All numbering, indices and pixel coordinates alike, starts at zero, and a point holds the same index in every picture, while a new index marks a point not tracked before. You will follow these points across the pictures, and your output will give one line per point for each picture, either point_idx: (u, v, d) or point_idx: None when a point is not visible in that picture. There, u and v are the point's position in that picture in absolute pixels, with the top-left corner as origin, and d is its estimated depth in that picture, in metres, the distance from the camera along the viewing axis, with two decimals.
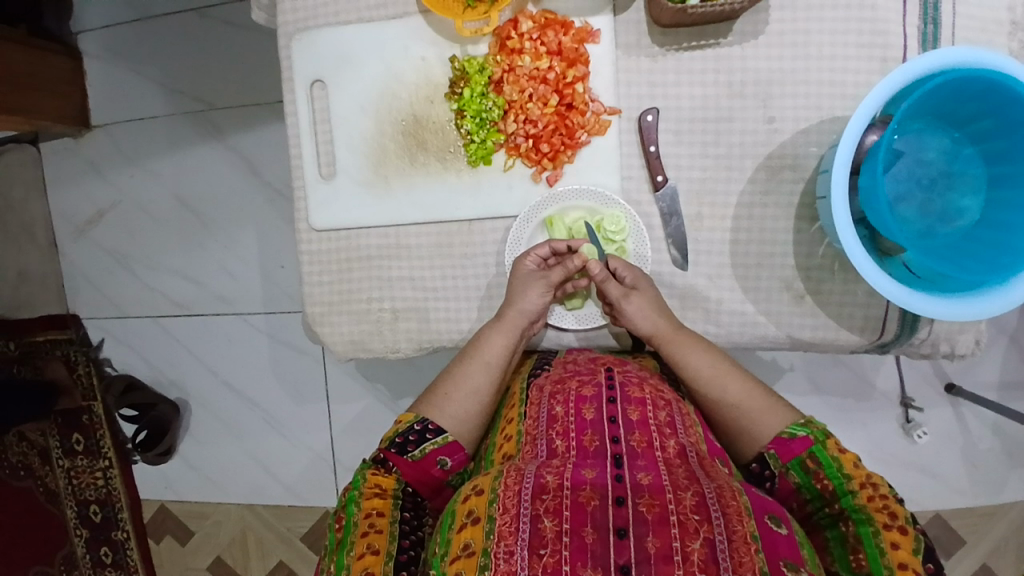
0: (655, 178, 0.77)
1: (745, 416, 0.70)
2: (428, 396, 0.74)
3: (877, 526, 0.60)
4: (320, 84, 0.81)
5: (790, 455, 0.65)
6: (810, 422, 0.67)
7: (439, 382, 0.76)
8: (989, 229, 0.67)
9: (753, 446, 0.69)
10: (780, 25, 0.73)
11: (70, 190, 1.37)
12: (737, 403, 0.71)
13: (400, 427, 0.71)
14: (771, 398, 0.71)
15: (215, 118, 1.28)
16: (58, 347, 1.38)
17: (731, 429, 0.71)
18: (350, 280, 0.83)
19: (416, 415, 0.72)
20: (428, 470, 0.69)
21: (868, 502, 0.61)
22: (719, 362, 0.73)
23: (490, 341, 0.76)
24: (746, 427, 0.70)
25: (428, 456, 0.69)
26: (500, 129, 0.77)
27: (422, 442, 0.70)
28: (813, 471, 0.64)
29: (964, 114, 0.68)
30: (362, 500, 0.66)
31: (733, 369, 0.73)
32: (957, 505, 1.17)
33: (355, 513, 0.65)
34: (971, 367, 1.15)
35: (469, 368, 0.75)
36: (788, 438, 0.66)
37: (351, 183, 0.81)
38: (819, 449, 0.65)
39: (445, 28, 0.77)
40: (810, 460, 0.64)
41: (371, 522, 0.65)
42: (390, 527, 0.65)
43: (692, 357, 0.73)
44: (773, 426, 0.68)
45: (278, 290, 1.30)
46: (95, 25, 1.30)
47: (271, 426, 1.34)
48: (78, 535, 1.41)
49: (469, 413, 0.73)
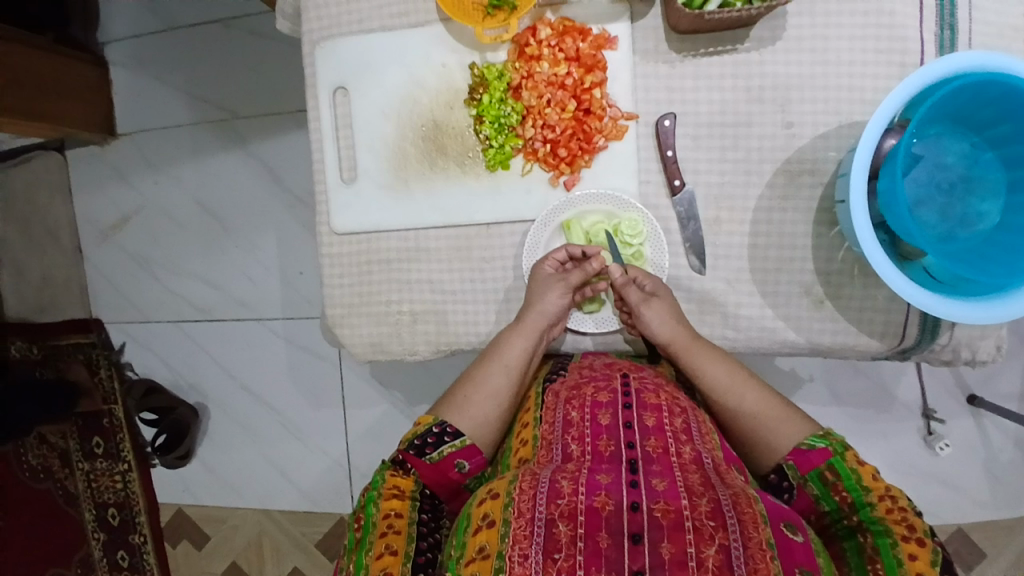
0: (672, 183, 0.77)
1: (764, 426, 0.70)
2: (447, 400, 0.75)
3: (895, 538, 0.59)
4: (342, 91, 0.83)
5: (808, 466, 0.65)
6: (829, 434, 0.66)
7: (457, 385, 0.76)
8: (1009, 234, 0.67)
9: (770, 458, 0.68)
10: (797, 31, 0.74)
11: (96, 196, 1.40)
12: (755, 414, 0.70)
13: (419, 429, 0.71)
14: (791, 410, 0.70)
15: (238, 126, 1.31)
16: (80, 351, 1.40)
17: (750, 441, 0.71)
18: (370, 282, 0.84)
19: (435, 418, 0.72)
20: (446, 472, 0.70)
21: (887, 514, 0.60)
22: (735, 372, 0.73)
23: (509, 346, 0.77)
24: (766, 437, 0.69)
25: (446, 458, 0.70)
26: (518, 134, 0.78)
27: (440, 444, 0.70)
28: (832, 483, 0.64)
29: (983, 118, 0.68)
30: (381, 501, 0.67)
31: (749, 379, 0.72)
32: (980, 519, 1.15)
33: (375, 513, 0.66)
34: (993, 378, 1.13)
35: (487, 371, 0.75)
36: (806, 449, 0.66)
37: (372, 187, 0.83)
38: (837, 460, 0.64)
39: (465, 35, 0.79)
40: (829, 471, 0.64)
41: (390, 523, 0.65)
42: (408, 528, 0.66)
43: (708, 368, 0.73)
44: (792, 438, 0.68)
45: (297, 295, 1.31)
46: (124, 36, 1.34)
47: (289, 431, 1.35)
48: (95, 538, 1.42)
49: (488, 416, 0.73)
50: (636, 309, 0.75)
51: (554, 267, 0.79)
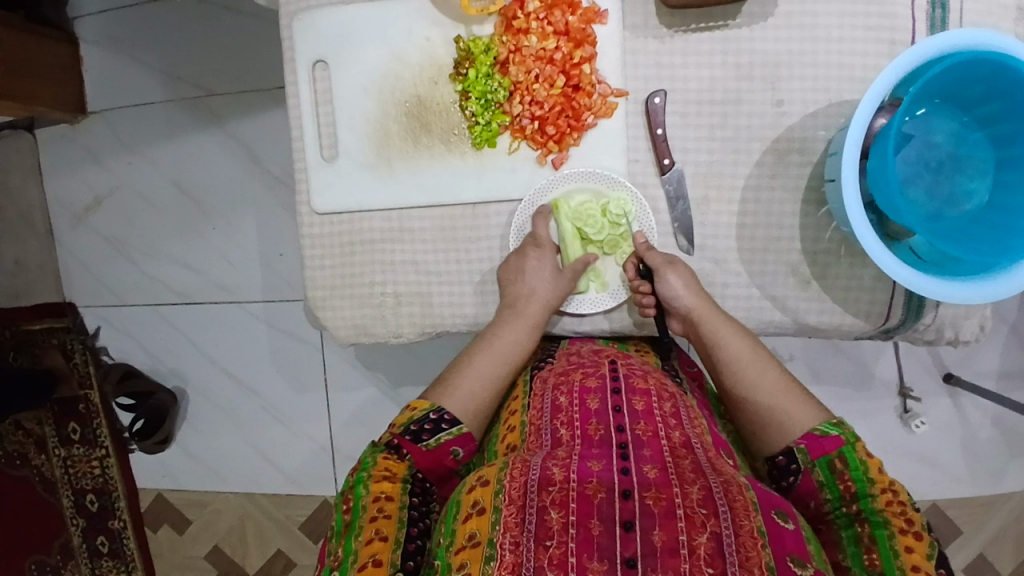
0: (661, 162, 0.76)
1: (781, 407, 0.69)
2: (444, 385, 0.74)
3: (893, 529, 0.60)
4: (322, 65, 0.80)
5: (819, 452, 0.64)
6: (842, 423, 0.66)
7: (453, 372, 0.75)
8: (997, 214, 0.67)
9: (781, 440, 0.67)
10: (788, 6, 0.73)
11: (66, 176, 1.36)
12: (773, 395, 0.70)
13: (416, 414, 0.70)
14: (805, 396, 0.70)
15: (214, 104, 1.27)
16: (55, 335, 1.36)
17: (763, 422, 0.69)
18: (353, 264, 0.82)
19: (432, 403, 0.71)
20: (440, 458, 0.69)
21: (886, 506, 0.61)
22: (756, 353, 0.73)
23: (509, 335, 0.76)
24: (782, 418, 0.68)
25: (442, 446, 0.69)
26: (505, 111, 0.76)
27: (437, 431, 0.69)
28: (839, 472, 0.63)
29: (972, 97, 0.67)
30: (371, 484, 0.65)
31: (768, 362, 0.72)
32: (956, 495, 1.18)
33: (364, 496, 0.65)
34: (971, 357, 1.15)
35: (486, 360, 0.75)
36: (819, 435, 0.65)
37: (354, 165, 0.81)
38: (848, 450, 0.64)
39: (449, 8, 0.77)
40: (838, 460, 0.64)
41: (380, 506, 0.64)
42: (399, 513, 0.64)
43: (729, 342, 0.73)
44: (807, 422, 0.68)
45: (277, 278, 1.29)
46: (93, 9, 1.29)
47: (270, 414, 1.33)
48: (75, 524, 1.40)
49: (483, 407, 0.73)
50: (659, 271, 0.75)
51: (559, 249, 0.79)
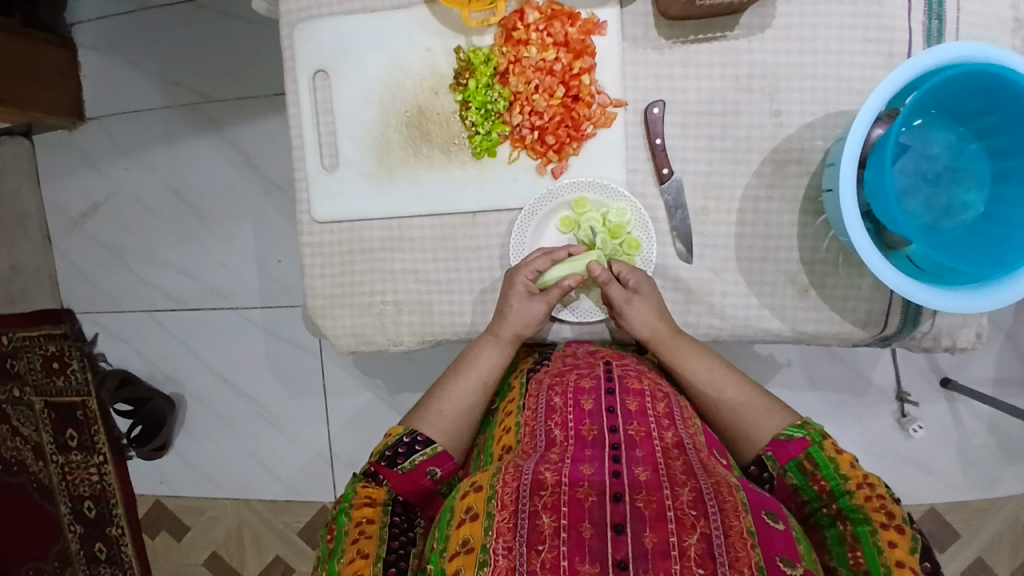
0: (660, 171, 0.77)
1: (745, 418, 0.71)
2: (417, 411, 0.75)
3: (874, 525, 0.60)
4: (322, 74, 0.80)
5: (787, 456, 0.66)
6: (807, 424, 0.68)
7: (427, 398, 0.77)
8: (994, 224, 0.67)
9: (752, 449, 0.70)
10: (786, 18, 0.73)
11: (64, 182, 1.36)
12: (737, 405, 0.72)
13: (389, 440, 0.71)
14: (770, 402, 0.72)
15: (212, 110, 1.27)
16: (52, 342, 1.36)
17: (732, 433, 0.72)
18: (352, 272, 0.82)
19: (405, 428, 0.73)
20: (418, 480, 0.70)
21: (865, 502, 0.62)
22: (715, 365, 0.74)
23: (485, 357, 0.77)
24: (747, 430, 0.70)
25: (418, 467, 0.70)
26: (505, 121, 0.76)
27: (411, 453, 0.70)
28: (810, 472, 0.65)
29: (969, 109, 0.68)
30: (353, 510, 0.68)
31: (729, 371, 0.74)
32: (953, 500, 1.18)
33: (346, 523, 0.67)
34: (966, 362, 1.16)
35: (459, 382, 0.76)
36: (785, 439, 0.67)
37: (354, 173, 0.81)
38: (815, 449, 0.66)
39: (450, 18, 0.77)
40: (808, 460, 0.65)
41: (361, 529, 0.66)
42: (379, 532, 0.66)
43: (687, 361, 0.74)
44: (773, 428, 0.69)
45: (276, 284, 1.29)
46: (92, 15, 1.29)
47: (267, 420, 1.33)
48: (72, 530, 1.40)
49: (457, 426, 0.74)
50: (619, 309, 0.75)
51: (534, 276, 0.76)
